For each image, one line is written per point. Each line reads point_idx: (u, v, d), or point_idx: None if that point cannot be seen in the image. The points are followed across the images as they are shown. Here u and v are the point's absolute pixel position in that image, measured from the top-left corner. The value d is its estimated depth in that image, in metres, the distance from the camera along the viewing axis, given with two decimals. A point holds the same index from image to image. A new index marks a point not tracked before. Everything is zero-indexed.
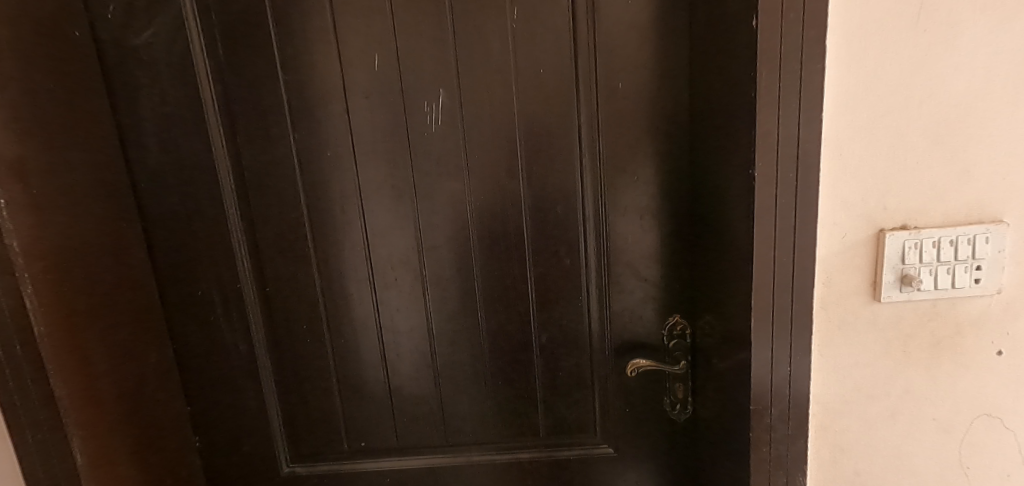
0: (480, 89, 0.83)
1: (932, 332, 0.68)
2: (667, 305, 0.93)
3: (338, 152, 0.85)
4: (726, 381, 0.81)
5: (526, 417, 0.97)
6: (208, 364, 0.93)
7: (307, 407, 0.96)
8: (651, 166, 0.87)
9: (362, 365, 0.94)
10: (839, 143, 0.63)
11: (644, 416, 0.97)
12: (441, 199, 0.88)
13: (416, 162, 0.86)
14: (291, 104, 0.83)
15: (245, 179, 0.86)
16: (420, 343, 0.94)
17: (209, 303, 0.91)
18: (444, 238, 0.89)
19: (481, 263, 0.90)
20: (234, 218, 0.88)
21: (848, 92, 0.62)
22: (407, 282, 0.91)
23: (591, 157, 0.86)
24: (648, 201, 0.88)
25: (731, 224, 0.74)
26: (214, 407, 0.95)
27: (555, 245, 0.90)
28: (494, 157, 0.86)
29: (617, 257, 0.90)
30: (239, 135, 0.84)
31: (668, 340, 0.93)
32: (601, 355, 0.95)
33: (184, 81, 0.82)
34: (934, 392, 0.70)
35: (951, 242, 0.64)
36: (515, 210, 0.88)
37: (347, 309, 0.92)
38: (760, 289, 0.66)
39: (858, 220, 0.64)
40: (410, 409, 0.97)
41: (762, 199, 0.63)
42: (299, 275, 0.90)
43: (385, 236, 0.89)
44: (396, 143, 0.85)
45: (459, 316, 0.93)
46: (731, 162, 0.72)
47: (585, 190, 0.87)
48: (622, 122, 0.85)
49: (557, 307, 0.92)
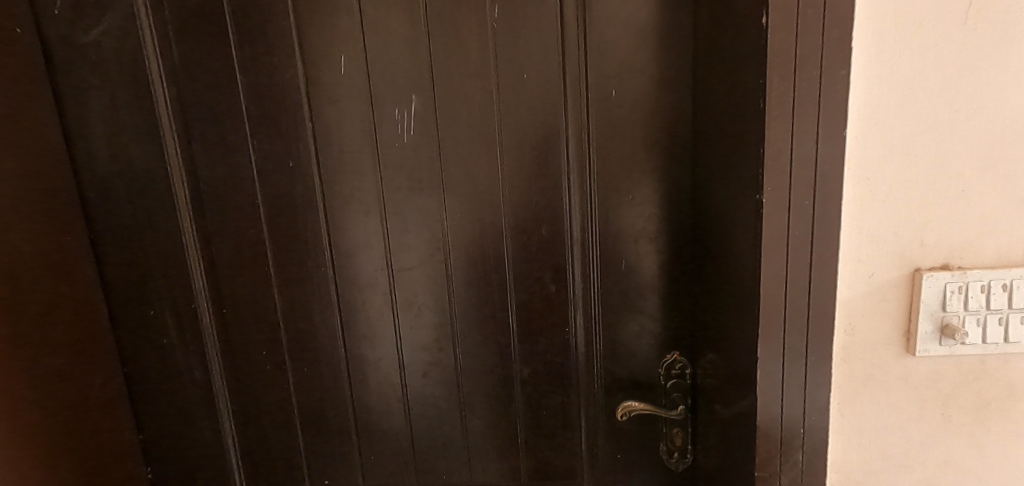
0: (458, 96, 0.75)
1: (979, 393, 0.56)
2: (665, 340, 0.82)
3: (302, 164, 0.77)
4: (731, 432, 0.70)
5: (505, 459, 0.87)
6: (161, 390, 0.86)
7: (265, 439, 0.88)
8: (648, 184, 0.77)
9: (327, 396, 0.86)
10: (866, 165, 0.52)
11: (637, 463, 0.87)
12: (413, 217, 0.79)
13: (386, 174, 0.78)
14: (251, 110, 0.76)
15: (200, 191, 0.79)
16: (390, 374, 0.85)
17: (162, 323, 0.83)
18: (417, 259, 0.81)
19: (458, 288, 0.81)
20: (188, 232, 0.80)
21: (878, 104, 0.51)
22: (376, 306, 0.82)
23: (580, 173, 0.77)
24: (644, 223, 0.78)
25: (737, 252, 0.64)
26: (167, 436, 0.87)
27: (540, 270, 0.80)
28: (472, 171, 0.77)
29: (610, 285, 0.81)
30: (194, 142, 0.77)
31: (665, 380, 0.83)
32: (591, 394, 0.85)
33: (135, 82, 0.75)
34: (978, 463, 0.58)
35: (1004, 288, 0.53)
36: (495, 230, 0.79)
37: (311, 335, 0.84)
38: (769, 336, 0.55)
39: (887, 256, 0.54)
40: (378, 446, 0.88)
41: (773, 230, 0.52)
42: (258, 296, 0.82)
43: (351, 256, 0.81)
44: (364, 153, 0.77)
45: (433, 345, 0.84)
46: (737, 181, 0.62)
47: (573, 209, 0.78)
48: (615, 134, 0.75)
49: (542, 339, 0.83)
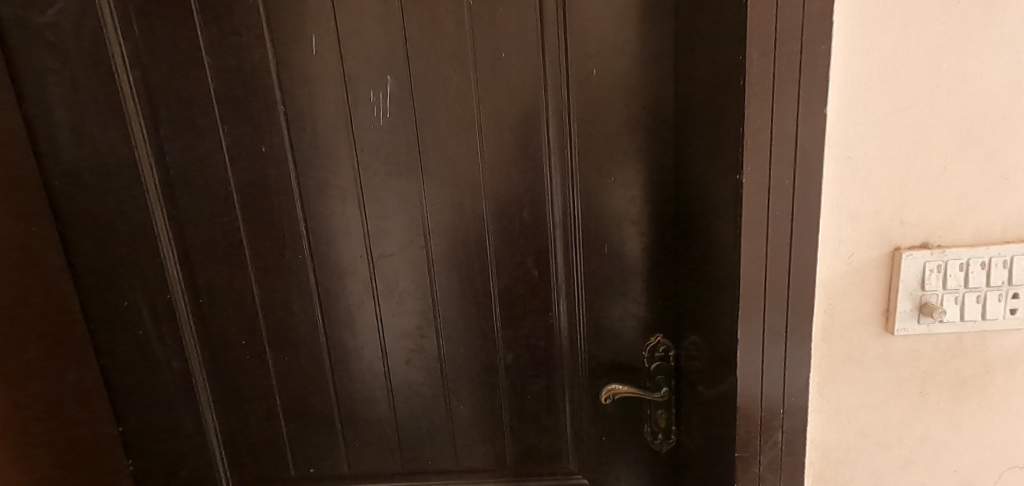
0: (434, 76, 0.73)
1: (956, 370, 0.57)
2: (649, 323, 0.82)
3: (275, 149, 0.75)
4: (715, 413, 0.71)
5: (491, 444, 0.88)
6: (138, 382, 0.84)
7: (248, 429, 0.87)
8: (630, 166, 0.76)
9: (310, 385, 0.85)
10: (847, 143, 0.51)
11: (622, 445, 0.87)
12: (391, 202, 0.78)
13: (363, 158, 0.76)
14: (220, 93, 0.73)
15: (171, 178, 0.76)
16: (372, 362, 0.84)
17: (137, 314, 0.81)
18: (396, 245, 0.79)
19: (439, 274, 0.80)
20: (160, 221, 0.78)
21: (860, 80, 0.50)
22: (357, 294, 0.81)
23: (561, 156, 0.76)
24: (627, 206, 0.78)
25: (719, 233, 0.64)
26: (147, 428, 0.86)
27: (522, 255, 0.79)
28: (451, 154, 0.76)
29: (593, 268, 0.80)
30: (162, 128, 0.74)
31: (649, 362, 0.83)
32: (575, 378, 0.85)
33: (97, 64, 0.72)
34: (955, 440, 0.59)
35: (982, 265, 0.53)
36: (476, 214, 0.78)
37: (291, 324, 0.82)
38: (749, 318, 0.54)
39: (867, 236, 0.53)
40: (363, 434, 0.88)
41: (753, 211, 0.52)
42: (235, 285, 0.81)
43: (329, 243, 0.79)
44: (338, 137, 0.75)
45: (416, 332, 0.83)
46: (719, 162, 0.61)
47: (555, 193, 0.77)
48: (597, 115, 0.74)
49: (525, 324, 0.82)
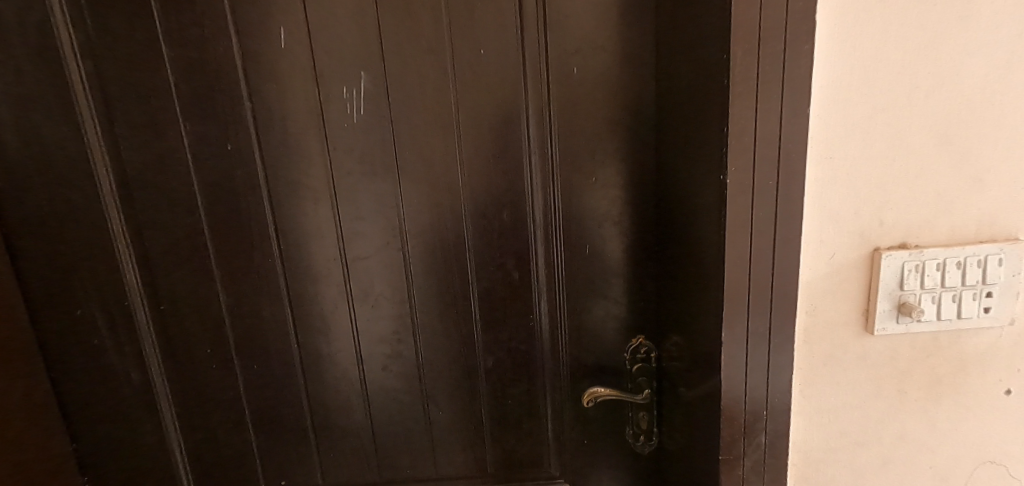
0: (410, 73, 0.71)
1: (933, 369, 0.57)
2: (630, 324, 0.82)
3: (241, 147, 0.71)
4: (697, 413, 0.71)
5: (471, 449, 0.86)
6: (95, 395, 0.79)
7: (216, 442, 0.83)
8: (611, 166, 0.75)
9: (281, 394, 0.82)
10: (829, 143, 0.51)
11: (604, 448, 0.87)
12: (366, 203, 0.75)
13: (337, 158, 0.73)
14: (181, 89, 0.69)
15: (127, 178, 0.72)
16: (348, 369, 0.81)
17: (92, 323, 0.76)
18: (372, 247, 0.77)
19: (417, 277, 0.78)
20: (116, 223, 0.73)
21: (841, 81, 0.50)
22: (330, 299, 0.78)
23: (542, 155, 0.74)
24: (608, 206, 0.77)
25: (701, 233, 0.64)
26: (105, 443, 0.81)
27: (501, 257, 0.78)
28: (428, 153, 0.74)
29: (574, 270, 0.79)
30: (118, 125, 0.70)
31: (631, 364, 0.83)
32: (556, 381, 0.84)
33: (43, 55, 0.67)
34: (931, 437, 0.60)
35: (958, 265, 0.53)
36: (454, 215, 0.76)
37: (261, 331, 0.79)
38: (733, 321, 0.54)
39: (848, 236, 0.53)
40: (338, 443, 0.84)
41: (737, 212, 0.51)
42: (199, 290, 0.77)
43: (301, 246, 0.76)
44: (310, 135, 0.72)
45: (392, 337, 0.80)
46: (701, 161, 0.61)
47: (535, 194, 0.76)
48: (577, 115, 0.73)
49: (505, 327, 0.81)
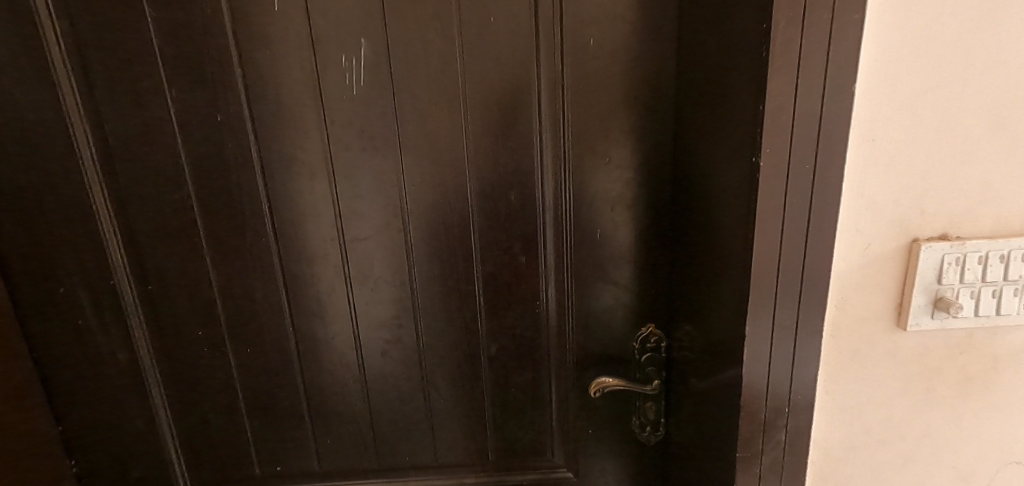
0: (415, 40, 0.66)
1: (964, 367, 0.54)
2: (640, 312, 0.79)
3: (232, 117, 0.67)
4: (709, 406, 0.68)
5: (472, 437, 0.83)
6: (80, 376, 0.75)
7: (208, 426, 0.80)
8: (626, 146, 0.71)
9: (276, 379, 0.78)
10: (872, 125, 0.47)
11: (609, 438, 0.84)
12: (366, 181, 0.71)
13: (334, 131, 0.68)
14: (167, 53, 0.64)
15: (110, 149, 0.67)
16: (345, 354, 0.78)
17: (75, 302, 0.72)
18: (372, 227, 0.73)
19: (419, 259, 0.74)
20: (99, 198, 0.69)
21: (890, 56, 0.46)
22: (328, 281, 0.74)
23: (553, 133, 0.70)
24: (621, 188, 0.73)
25: (724, 217, 0.60)
26: (91, 427, 0.78)
27: (508, 240, 0.74)
28: (432, 127, 0.69)
29: (584, 255, 0.76)
30: (99, 91, 0.65)
31: (639, 353, 0.80)
32: (562, 369, 0.81)
33: (14, 12, 0.62)
34: (956, 437, 0.57)
35: (1001, 258, 0.50)
36: (459, 195, 0.72)
37: (254, 314, 0.75)
38: (759, 313, 0.51)
39: (886, 226, 0.50)
40: (335, 429, 0.82)
41: (770, 198, 0.47)
42: (188, 270, 0.73)
43: (296, 225, 0.72)
44: (306, 106, 0.67)
45: (392, 322, 0.77)
46: (730, 139, 0.57)
47: (545, 174, 0.72)
48: (592, 90, 0.69)
49: (510, 313, 0.77)
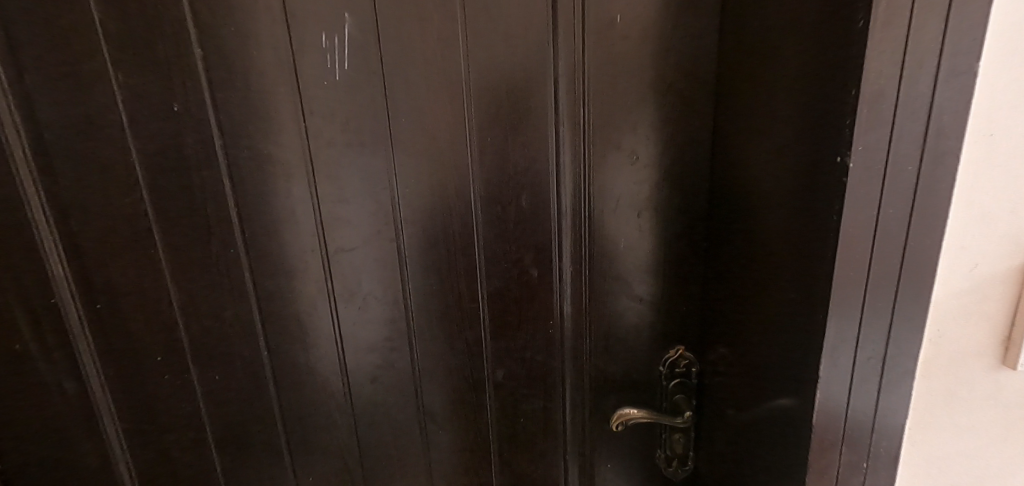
0: (410, 16, 0.55)
1: None
2: (667, 333, 0.69)
3: (192, 107, 0.56)
4: (744, 441, 0.60)
5: (475, 472, 0.74)
6: (19, 412, 0.61)
7: (174, 464, 0.68)
8: (654, 143, 0.62)
9: (249, 410, 0.67)
10: (991, 120, 0.39)
11: (630, 471, 0.75)
12: (352, 182, 0.60)
13: (314, 124, 0.57)
14: (110, 28, 0.53)
15: (44, 143, 0.54)
16: (329, 382, 0.68)
17: (10, 323, 0.58)
18: (360, 237, 0.62)
19: (413, 273, 0.64)
20: (33, 199, 0.56)
21: (1012, 38, 0.38)
22: (307, 299, 0.64)
23: (572, 127, 0.60)
24: (644, 191, 0.63)
25: (762, 224, 0.51)
26: (32, 471, 0.63)
27: (518, 251, 0.65)
28: (430, 120, 0.59)
29: (603, 268, 0.66)
30: (26, 70, 0.52)
31: (667, 380, 0.71)
32: (576, 395, 0.71)
33: None
34: None
35: None
36: (461, 200, 0.62)
37: (223, 337, 0.64)
38: (839, 346, 0.43)
39: (998, 243, 0.42)
40: (318, 466, 0.71)
41: (864, 206, 0.39)
42: (145, 287, 0.61)
43: (270, 235, 0.61)
44: (280, 93, 0.56)
45: (383, 345, 0.67)
46: (773, 133, 0.48)
47: (562, 174, 0.62)
48: (616, 77, 0.59)
49: (520, 334, 0.68)
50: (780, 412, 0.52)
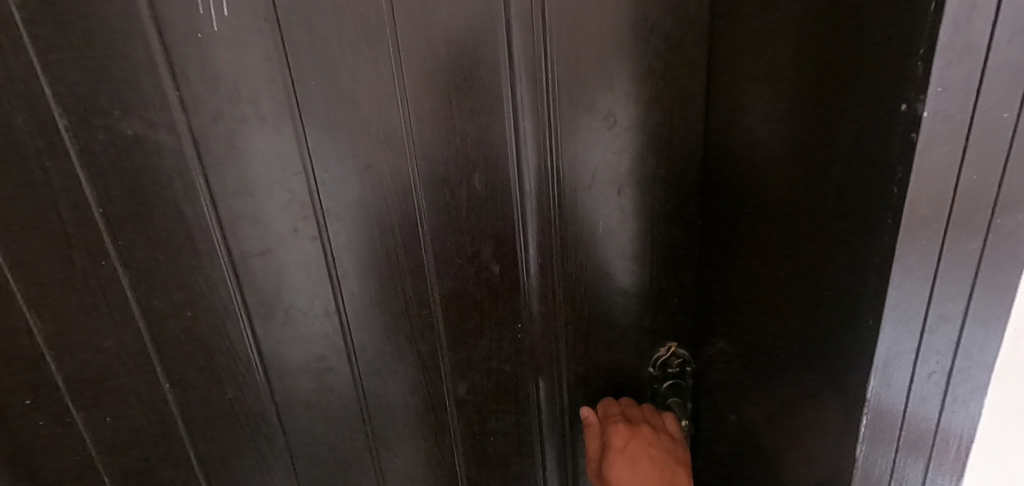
0: None
1: None
2: (659, 330, 0.61)
3: (14, 72, 0.40)
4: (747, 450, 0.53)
5: None
6: None
7: None
8: (632, 103, 0.50)
9: (155, 456, 0.54)
10: None
11: None
12: (255, 168, 0.46)
13: (192, 93, 0.43)
14: None
15: None
16: (254, 414, 0.55)
17: None
18: (274, 237, 0.49)
19: (347, 278, 0.52)
20: None
21: None
22: (210, 319, 0.51)
23: (532, 85, 0.48)
24: (619, 162, 0.52)
25: (781, 197, 0.41)
26: None
27: (474, 244, 0.53)
28: (348, 84, 0.45)
29: (579, 256, 0.56)
30: None
31: (658, 383, 0.63)
32: (554, 405, 0.63)
33: None
34: None
35: None
36: (400, 185, 0.50)
37: (106, 373, 0.50)
38: (895, 360, 0.34)
39: None
40: None
41: (940, 173, 0.29)
42: None
43: (155, 241, 0.47)
44: (141, 51, 0.41)
45: (317, 366, 0.55)
46: (803, 75, 0.37)
47: (522, 144, 0.50)
48: (586, 19, 0.47)
49: (484, 340, 0.58)
50: (794, 420, 0.44)
